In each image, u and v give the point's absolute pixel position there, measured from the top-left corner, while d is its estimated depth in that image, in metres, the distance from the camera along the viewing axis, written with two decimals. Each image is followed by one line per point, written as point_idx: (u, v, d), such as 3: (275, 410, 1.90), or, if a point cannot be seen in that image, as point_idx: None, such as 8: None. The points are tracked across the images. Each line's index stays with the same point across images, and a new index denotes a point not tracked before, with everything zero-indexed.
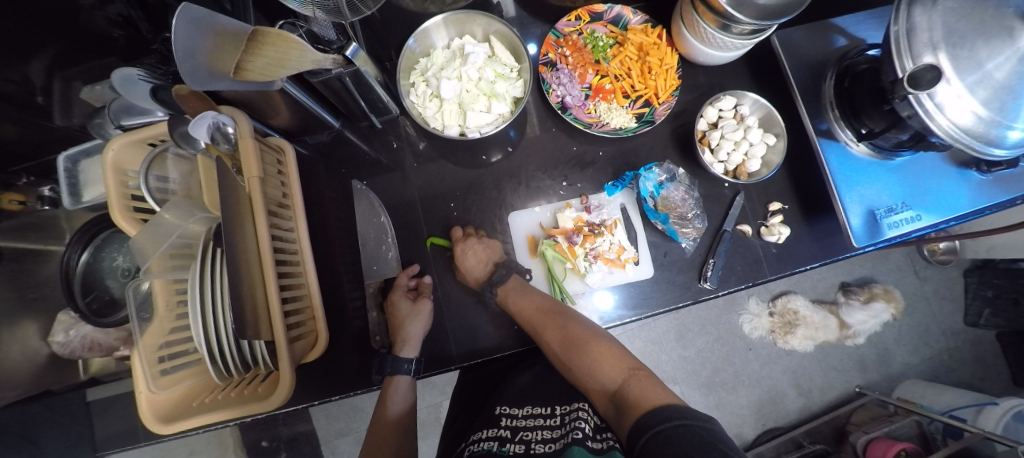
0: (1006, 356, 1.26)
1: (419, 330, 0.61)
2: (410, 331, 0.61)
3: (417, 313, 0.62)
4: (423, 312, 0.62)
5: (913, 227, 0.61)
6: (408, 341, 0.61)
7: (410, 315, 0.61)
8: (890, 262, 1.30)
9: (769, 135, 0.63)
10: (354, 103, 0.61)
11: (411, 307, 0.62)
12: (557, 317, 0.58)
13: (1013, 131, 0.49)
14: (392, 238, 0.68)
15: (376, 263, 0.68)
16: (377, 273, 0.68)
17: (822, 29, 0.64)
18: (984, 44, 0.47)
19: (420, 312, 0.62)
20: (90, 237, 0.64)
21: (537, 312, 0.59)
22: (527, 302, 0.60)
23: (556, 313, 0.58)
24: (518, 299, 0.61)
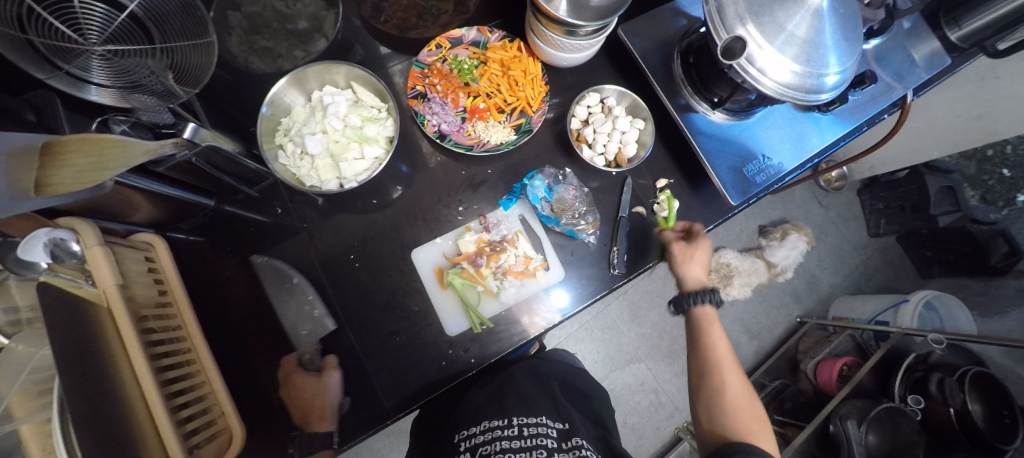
0: (908, 256, 1.41)
1: (332, 401, 0.59)
2: (327, 400, 0.58)
3: (326, 385, 0.59)
4: (333, 382, 0.59)
5: (778, 173, 0.67)
6: (319, 414, 0.57)
7: (320, 388, 0.58)
8: (796, 199, 1.42)
9: (637, 120, 0.67)
10: (220, 179, 0.59)
11: (319, 381, 0.58)
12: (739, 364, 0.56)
13: (825, 78, 0.55)
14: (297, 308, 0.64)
15: (305, 326, 0.63)
16: (311, 336, 0.63)
17: (662, 14, 0.70)
18: (780, 9, 0.53)
19: (329, 382, 0.59)
20: None
21: (728, 353, 0.57)
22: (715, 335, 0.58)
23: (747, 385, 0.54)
24: (707, 326, 0.59)
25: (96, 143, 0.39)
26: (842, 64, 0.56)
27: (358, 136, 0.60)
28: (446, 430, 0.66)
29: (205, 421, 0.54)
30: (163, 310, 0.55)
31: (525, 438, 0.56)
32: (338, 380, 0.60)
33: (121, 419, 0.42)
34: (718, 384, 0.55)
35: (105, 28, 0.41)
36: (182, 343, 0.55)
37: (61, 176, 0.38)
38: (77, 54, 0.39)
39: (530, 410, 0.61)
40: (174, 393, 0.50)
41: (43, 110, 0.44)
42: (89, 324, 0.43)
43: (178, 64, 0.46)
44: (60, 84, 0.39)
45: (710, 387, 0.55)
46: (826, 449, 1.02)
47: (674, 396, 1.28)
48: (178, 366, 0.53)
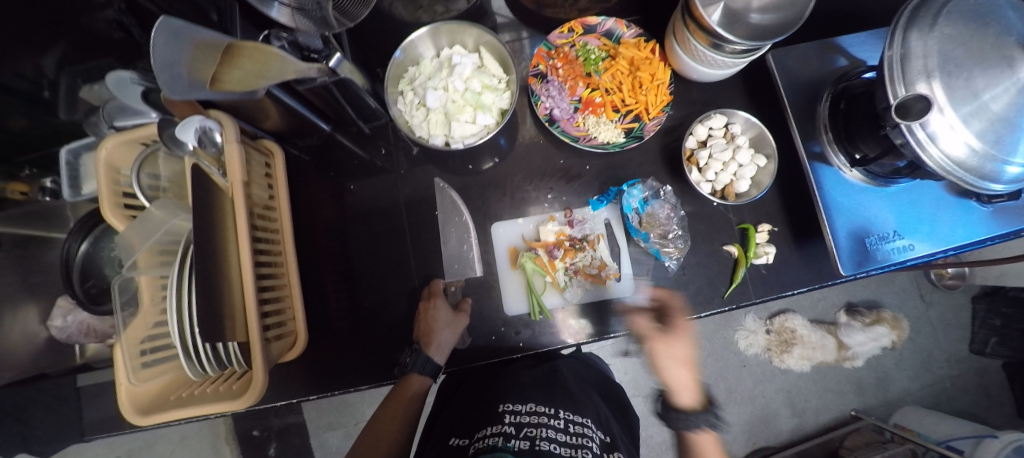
0: (1012, 387, 1.22)
1: (449, 338, 0.61)
2: (443, 340, 0.61)
3: (453, 324, 0.62)
4: (460, 326, 0.63)
5: (905, 255, 0.59)
6: (440, 346, 0.61)
7: (449, 324, 0.62)
8: (895, 284, 1.26)
9: (760, 156, 0.62)
10: (344, 110, 0.63)
11: (450, 317, 0.62)
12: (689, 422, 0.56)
13: (1013, 166, 0.47)
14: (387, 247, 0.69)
15: (457, 261, 0.68)
16: (459, 273, 0.67)
17: (823, 49, 0.63)
18: (981, 74, 0.45)
19: (457, 324, 0.62)
20: (89, 227, 0.66)
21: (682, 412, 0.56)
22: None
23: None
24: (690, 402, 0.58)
25: (262, 52, 0.43)
26: None
27: (476, 102, 0.61)
28: (486, 396, 0.61)
29: (278, 321, 0.59)
30: (268, 212, 0.60)
31: (573, 437, 0.52)
32: (463, 324, 0.63)
33: (217, 298, 0.46)
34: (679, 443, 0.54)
35: None
36: (277, 246, 0.61)
37: (230, 76, 0.42)
38: None
39: (576, 409, 0.58)
40: (262, 288, 0.55)
41: (225, 12, 0.50)
42: (212, 207, 0.48)
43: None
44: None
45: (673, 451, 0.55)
46: None
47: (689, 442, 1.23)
48: (268, 265, 0.58)
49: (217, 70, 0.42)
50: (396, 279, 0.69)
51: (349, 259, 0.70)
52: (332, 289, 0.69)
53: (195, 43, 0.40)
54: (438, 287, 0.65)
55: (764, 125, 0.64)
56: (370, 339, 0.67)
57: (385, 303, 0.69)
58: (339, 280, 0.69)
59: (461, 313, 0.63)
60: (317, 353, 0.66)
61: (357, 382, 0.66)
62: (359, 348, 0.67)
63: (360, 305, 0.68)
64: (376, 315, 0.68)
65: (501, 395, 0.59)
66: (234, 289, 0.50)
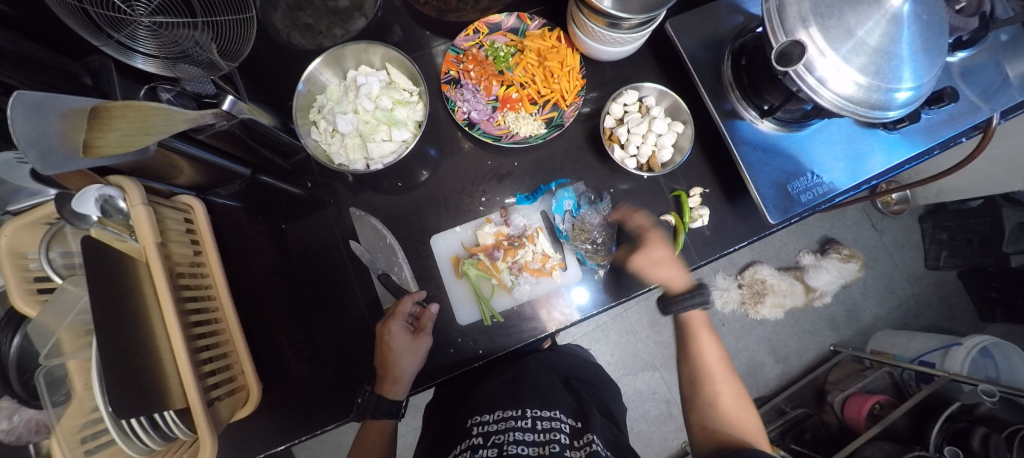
0: (969, 294, 1.29)
1: (412, 366, 0.59)
2: (402, 368, 0.59)
3: (415, 350, 0.59)
4: (419, 352, 0.59)
5: (828, 192, 0.62)
6: (395, 382, 0.60)
7: (407, 351, 0.59)
8: (847, 219, 1.32)
9: (676, 123, 0.65)
10: (259, 151, 0.61)
11: (411, 342, 0.59)
12: (725, 370, 0.67)
13: (898, 92, 0.50)
14: (338, 279, 0.69)
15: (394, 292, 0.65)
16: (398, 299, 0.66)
17: (719, 9, 0.65)
18: (851, 11, 0.47)
19: (416, 351, 0.59)
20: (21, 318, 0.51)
21: (717, 367, 0.67)
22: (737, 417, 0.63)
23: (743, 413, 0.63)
24: (696, 334, 0.69)
25: (140, 110, 0.42)
26: (919, 79, 0.50)
27: (388, 119, 0.61)
28: (462, 412, 0.66)
29: (227, 376, 0.56)
30: (197, 269, 0.56)
31: (540, 432, 0.55)
32: (426, 347, 0.60)
33: (144, 366, 0.43)
34: (710, 395, 0.65)
35: (150, 2, 0.45)
36: (212, 302, 0.56)
37: (107, 139, 0.40)
38: (126, 24, 0.43)
39: (545, 403, 0.61)
40: (200, 348, 0.51)
41: (98, 74, 0.47)
42: (121, 274, 0.44)
43: (218, 36, 0.49)
44: (112, 51, 0.43)
45: (704, 401, 0.65)
46: None
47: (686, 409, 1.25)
48: (205, 324, 0.54)
49: (88, 133, 0.39)
50: (350, 312, 0.69)
51: (300, 298, 0.68)
52: (287, 333, 0.66)
53: (61, 111, 0.37)
54: (403, 309, 0.60)
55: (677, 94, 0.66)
56: (338, 373, 0.67)
57: (342, 336, 0.68)
58: (291, 322, 0.67)
59: (421, 338, 0.60)
60: (279, 399, 0.64)
61: (330, 419, 0.64)
62: (324, 386, 0.65)
63: (319, 343, 0.67)
64: (338, 349, 0.68)
65: (473, 409, 0.64)
66: (165, 353, 0.46)
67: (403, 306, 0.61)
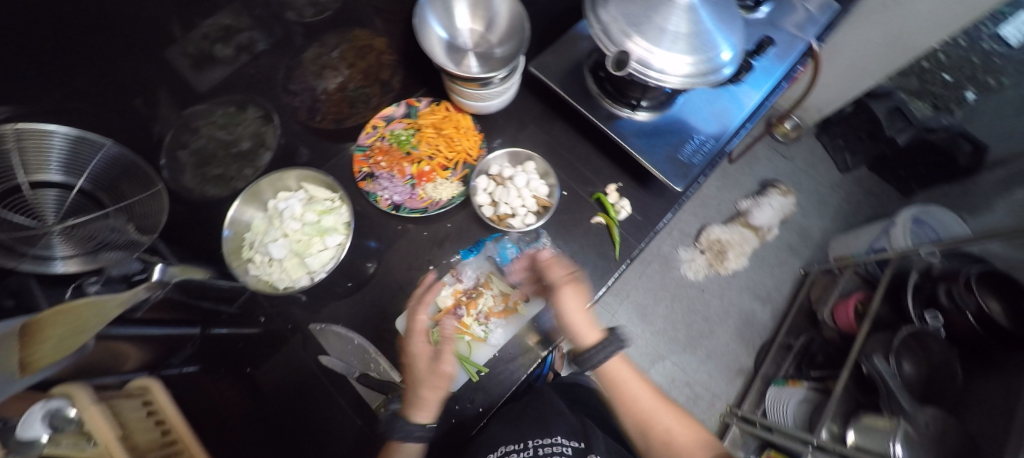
0: (886, 180, 1.44)
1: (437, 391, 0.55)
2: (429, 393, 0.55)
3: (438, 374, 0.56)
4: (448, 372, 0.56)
5: (714, 147, 0.70)
6: (427, 402, 0.55)
7: (430, 377, 0.56)
8: (760, 158, 1.47)
9: (527, 163, 0.72)
10: (203, 305, 0.64)
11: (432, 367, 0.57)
12: (658, 400, 0.58)
13: (722, 56, 0.60)
14: (319, 399, 0.67)
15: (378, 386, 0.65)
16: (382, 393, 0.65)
17: (566, 41, 0.76)
18: (655, 16, 0.59)
19: (442, 370, 0.56)
20: None
21: (645, 397, 0.58)
22: (666, 414, 0.57)
23: (689, 422, 0.56)
24: (618, 381, 0.59)
25: (70, 311, 0.41)
26: (730, 42, 0.61)
27: (319, 229, 0.65)
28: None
29: None
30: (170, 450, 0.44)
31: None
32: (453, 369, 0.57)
33: None
34: (658, 427, 0.55)
35: (60, 205, 0.45)
36: None
37: (42, 351, 0.38)
38: (38, 237, 0.43)
39: (545, 430, 0.61)
40: None
41: None
42: None
43: (133, 216, 0.51)
44: (30, 266, 0.43)
45: (655, 443, 0.55)
46: (867, 390, 0.99)
47: (707, 384, 1.26)
48: None
49: (22, 353, 0.37)
50: (339, 429, 0.66)
51: None
52: None
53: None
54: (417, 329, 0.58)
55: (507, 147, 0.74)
56: None
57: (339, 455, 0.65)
58: None
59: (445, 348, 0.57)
60: None
61: None
62: None
63: None
64: None
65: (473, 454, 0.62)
66: None
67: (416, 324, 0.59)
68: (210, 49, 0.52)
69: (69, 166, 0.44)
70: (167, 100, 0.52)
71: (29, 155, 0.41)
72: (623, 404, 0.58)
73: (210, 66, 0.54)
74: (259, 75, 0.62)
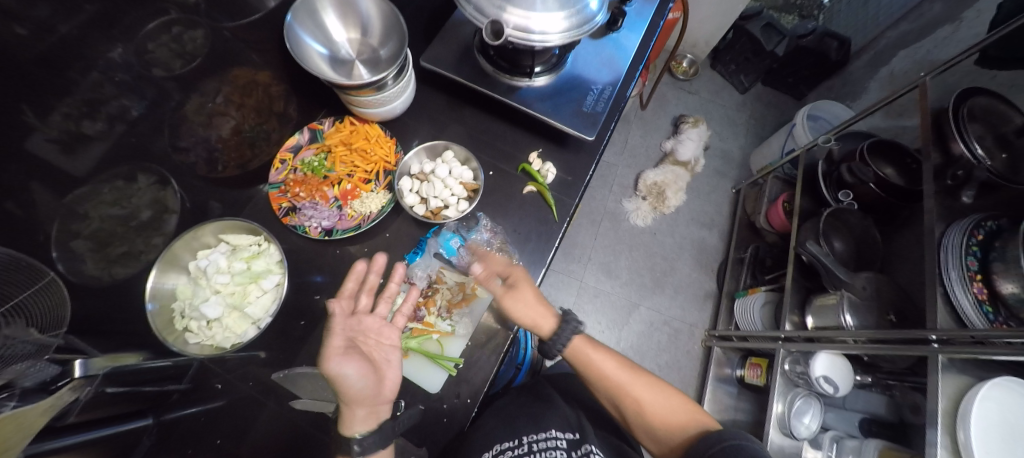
0: (779, 90, 1.60)
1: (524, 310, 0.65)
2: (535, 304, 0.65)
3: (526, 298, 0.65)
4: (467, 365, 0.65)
5: (612, 93, 0.75)
6: (360, 416, 0.53)
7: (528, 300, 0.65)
8: (670, 100, 1.57)
9: (444, 154, 0.72)
10: (144, 391, 0.53)
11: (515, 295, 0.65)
12: (631, 372, 0.66)
13: (591, 4, 0.64)
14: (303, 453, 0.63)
15: None
16: None
17: (451, 30, 0.77)
18: None
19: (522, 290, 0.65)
20: None
21: (621, 374, 0.66)
22: (642, 391, 0.64)
23: (657, 384, 0.66)
24: (595, 366, 0.66)
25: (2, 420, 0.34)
26: None
27: (251, 275, 0.64)
28: None
29: None
30: None
31: (536, 453, 0.60)
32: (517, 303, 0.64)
33: None
34: (631, 400, 0.64)
35: None
36: None
37: None
38: None
39: (538, 425, 0.65)
40: None
41: None
42: None
43: (30, 318, 0.44)
44: None
45: (632, 410, 0.64)
46: (811, 275, 1.05)
47: (682, 317, 1.34)
48: None
49: None
50: None
51: None
52: None
53: None
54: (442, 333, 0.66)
55: (420, 144, 0.72)
56: None
57: None
58: None
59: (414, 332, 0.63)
60: None
61: None
62: None
63: None
64: None
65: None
66: None
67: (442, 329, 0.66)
68: (71, 120, 0.48)
69: None
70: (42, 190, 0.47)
71: None
72: (599, 383, 0.66)
73: (82, 146, 0.51)
74: (143, 141, 0.59)
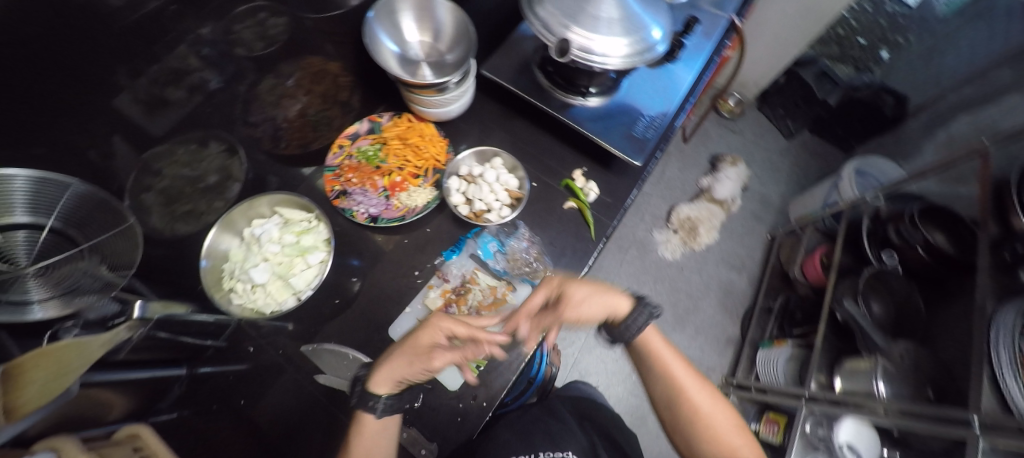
0: (826, 140, 1.57)
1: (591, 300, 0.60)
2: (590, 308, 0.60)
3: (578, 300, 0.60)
4: (432, 368, 0.56)
5: (662, 122, 0.76)
6: (391, 379, 0.56)
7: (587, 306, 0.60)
8: (713, 137, 1.57)
9: (493, 160, 0.75)
10: (184, 342, 0.60)
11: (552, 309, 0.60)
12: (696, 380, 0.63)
13: (653, 34, 0.66)
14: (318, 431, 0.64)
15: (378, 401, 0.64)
16: None
17: (512, 43, 0.81)
18: (589, 6, 0.64)
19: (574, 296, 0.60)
20: None
21: (688, 377, 0.63)
22: (701, 403, 0.61)
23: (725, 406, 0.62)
24: (660, 364, 0.64)
25: (51, 353, 0.39)
26: (657, 23, 0.67)
27: (299, 249, 0.67)
28: None
29: None
30: None
31: None
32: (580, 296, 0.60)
33: None
34: (690, 408, 0.61)
35: (33, 249, 0.44)
36: None
37: (27, 396, 0.36)
38: (13, 282, 0.42)
39: (555, 443, 0.64)
40: None
41: None
42: None
43: (105, 256, 0.50)
44: (6, 314, 0.40)
45: (684, 417, 0.61)
46: (844, 337, 1.02)
47: (700, 358, 1.30)
48: None
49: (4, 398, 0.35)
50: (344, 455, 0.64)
51: None
52: None
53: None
54: (441, 325, 0.58)
55: (470, 148, 0.76)
56: None
57: None
58: None
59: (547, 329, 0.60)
60: None
61: None
62: None
63: None
64: None
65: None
66: None
67: (440, 320, 0.57)
68: (156, 83, 0.53)
69: (35, 203, 0.43)
70: (121, 138, 0.53)
71: None
72: (660, 377, 0.63)
73: (161, 110, 0.57)
74: (215, 112, 0.65)
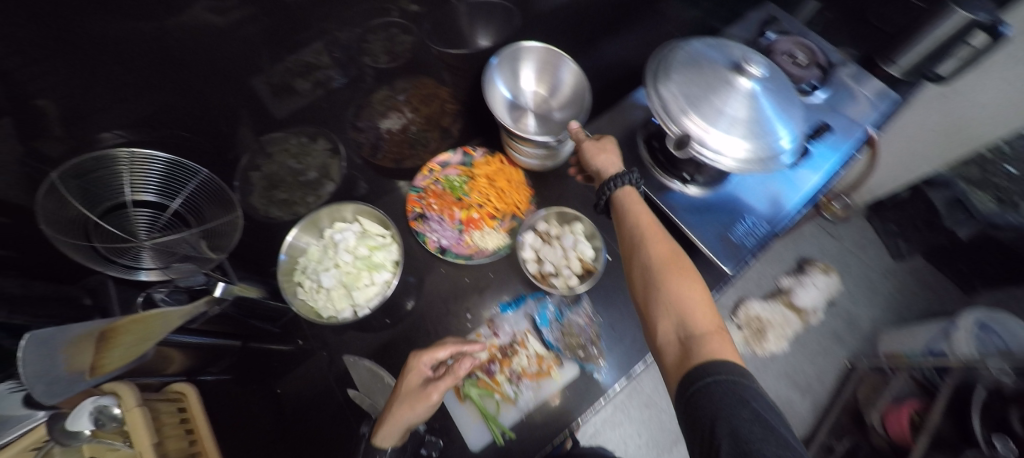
0: (943, 273, 1.35)
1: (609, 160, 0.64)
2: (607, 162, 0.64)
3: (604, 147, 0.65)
4: (433, 403, 0.53)
5: (766, 232, 0.69)
6: (390, 429, 0.54)
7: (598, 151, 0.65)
8: (805, 235, 1.43)
9: (574, 224, 0.73)
10: (248, 323, 0.67)
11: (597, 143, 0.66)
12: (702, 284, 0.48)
13: (781, 142, 0.61)
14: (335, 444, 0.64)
15: None
16: None
17: (620, 109, 0.79)
18: (717, 99, 0.61)
19: (607, 146, 0.66)
20: None
21: (655, 227, 0.54)
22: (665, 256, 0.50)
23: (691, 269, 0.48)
24: (634, 218, 0.56)
25: (143, 320, 0.43)
26: (790, 130, 0.61)
27: (368, 264, 0.68)
28: None
29: None
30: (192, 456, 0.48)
31: None
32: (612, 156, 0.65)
33: None
34: (646, 256, 0.51)
35: (156, 225, 0.54)
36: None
37: (111, 355, 0.40)
38: (130, 249, 0.50)
39: None
40: None
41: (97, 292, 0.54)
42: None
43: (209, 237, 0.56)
44: (117, 272, 0.49)
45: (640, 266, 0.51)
46: None
47: None
48: None
49: (95, 355, 0.39)
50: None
51: None
52: None
53: (69, 340, 0.36)
54: (422, 361, 0.55)
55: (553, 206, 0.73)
56: None
57: None
58: None
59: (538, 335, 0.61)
60: None
61: None
62: None
63: None
64: None
65: None
66: None
67: (417, 355, 0.56)
68: (290, 82, 0.59)
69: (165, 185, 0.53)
70: (247, 121, 0.60)
71: (136, 170, 0.50)
72: (627, 236, 0.55)
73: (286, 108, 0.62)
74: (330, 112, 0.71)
